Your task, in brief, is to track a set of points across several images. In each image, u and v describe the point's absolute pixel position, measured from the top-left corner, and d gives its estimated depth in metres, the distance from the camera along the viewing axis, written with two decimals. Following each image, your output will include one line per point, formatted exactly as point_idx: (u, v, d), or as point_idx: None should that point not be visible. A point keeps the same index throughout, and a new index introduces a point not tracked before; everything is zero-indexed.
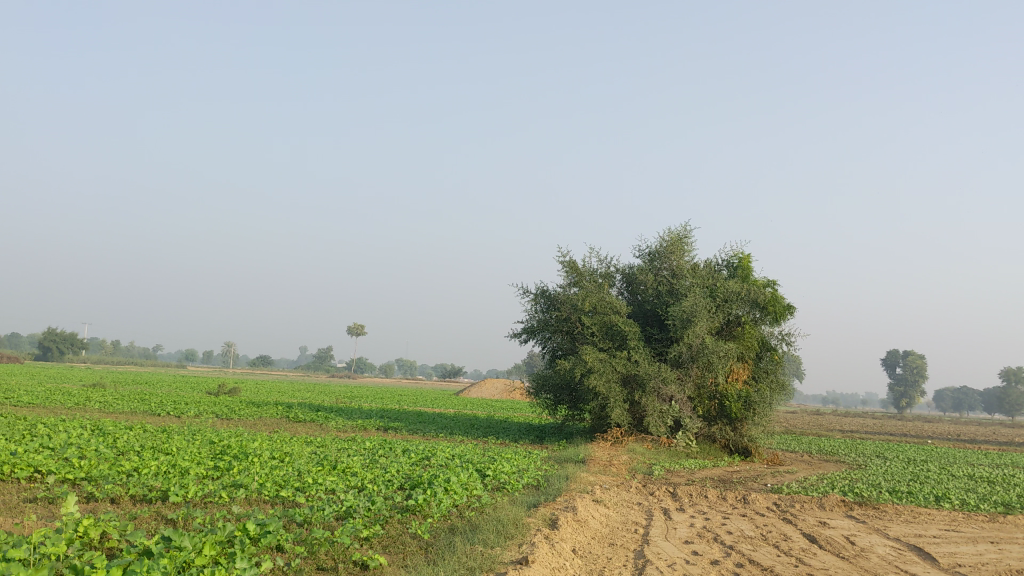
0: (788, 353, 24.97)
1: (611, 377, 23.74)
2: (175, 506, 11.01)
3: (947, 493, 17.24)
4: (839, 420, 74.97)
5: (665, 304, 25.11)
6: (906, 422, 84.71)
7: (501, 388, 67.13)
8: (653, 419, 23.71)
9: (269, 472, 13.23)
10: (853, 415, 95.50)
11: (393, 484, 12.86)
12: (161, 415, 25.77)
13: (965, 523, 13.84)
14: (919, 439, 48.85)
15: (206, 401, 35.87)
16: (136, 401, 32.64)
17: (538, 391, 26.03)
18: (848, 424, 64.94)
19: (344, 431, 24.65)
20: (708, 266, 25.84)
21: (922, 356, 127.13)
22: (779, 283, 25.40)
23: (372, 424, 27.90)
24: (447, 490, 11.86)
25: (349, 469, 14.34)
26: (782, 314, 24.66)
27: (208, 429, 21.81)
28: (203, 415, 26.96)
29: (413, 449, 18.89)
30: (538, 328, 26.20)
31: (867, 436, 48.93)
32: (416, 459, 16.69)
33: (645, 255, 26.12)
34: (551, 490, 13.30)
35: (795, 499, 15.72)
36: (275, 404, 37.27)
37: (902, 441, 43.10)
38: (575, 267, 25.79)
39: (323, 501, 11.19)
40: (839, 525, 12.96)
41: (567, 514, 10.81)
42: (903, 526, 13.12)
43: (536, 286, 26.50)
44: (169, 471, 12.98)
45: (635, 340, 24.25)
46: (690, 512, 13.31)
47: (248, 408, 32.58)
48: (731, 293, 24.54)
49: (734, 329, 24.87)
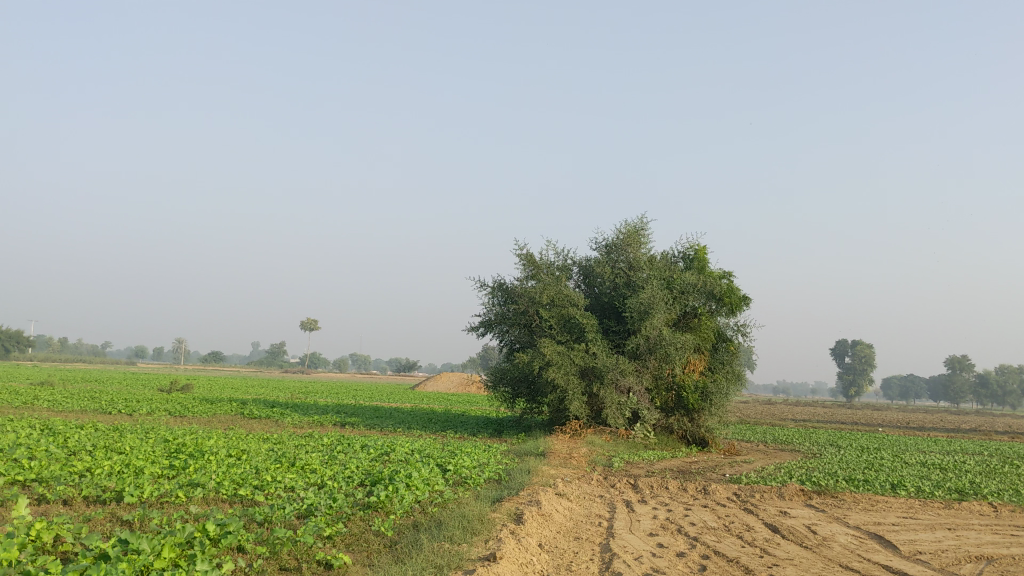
0: (743, 343, 25.21)
1: (570, 370, 23.72)
2: (131, 506, 10.74)
3: (902, 481, 17.50)
4: (790, 409, 76.03)
5: (622, 297, 25.17)
6: (855, 410, 86.10)
7: (457, 381, 67.01)
8: (611, 411, 23.80)
9: (226, 471, 12.97)
10: (804, 405, 96.92)
11: (354, 480, 12.68)
12: (113, 413, 25.26)
13: (921, 510, 14.02)
14: (868, 427, 49.51)
15: (158, 399, 35.28)
16: (86, 399, 31.99)
17: (496, 384, 25.94)
18: (799, 413, 65.79)
19: (300, 428, 24.36)
20: (665, 258, 25.96)
21: (871, 345, 129.18)
22: (735, 275, 25.64)
23: (328, 420, 27.61)
24: (409, 486, 11.71)
25: (308, 466, 14.13)
26: (738, 306, 24.90)
27: (161, 427, 21.37)
28: (155, 413, 26.45)
29: (372, 444, 18.68)
30: (495, 321, 26.10)
31: (818, 424, 49.48)
32: (375, 454, 16.50)
33: (602, 248, 26.14)
34: (514, 484, 13.23)
35: (754, 489, 15.82)
36: (229, 401, 36.71)
37: (852, 429, 43.70)
38: (532, 260, 25.74)
39: (283, 499, 10.97)
40: (799, 514, 13.05)
41: (531, 508, 10.72)
42: (861, 514, 13.24)
43: (492, 279, 26.39)
44: (123, 471, 12.67)
45: (593, 332, 24.26)
46: (651, 504, 13.30)
47: (201, 406, 32.07)
48: (687, 285, 24.69)
49: (690, 320, 25.01)
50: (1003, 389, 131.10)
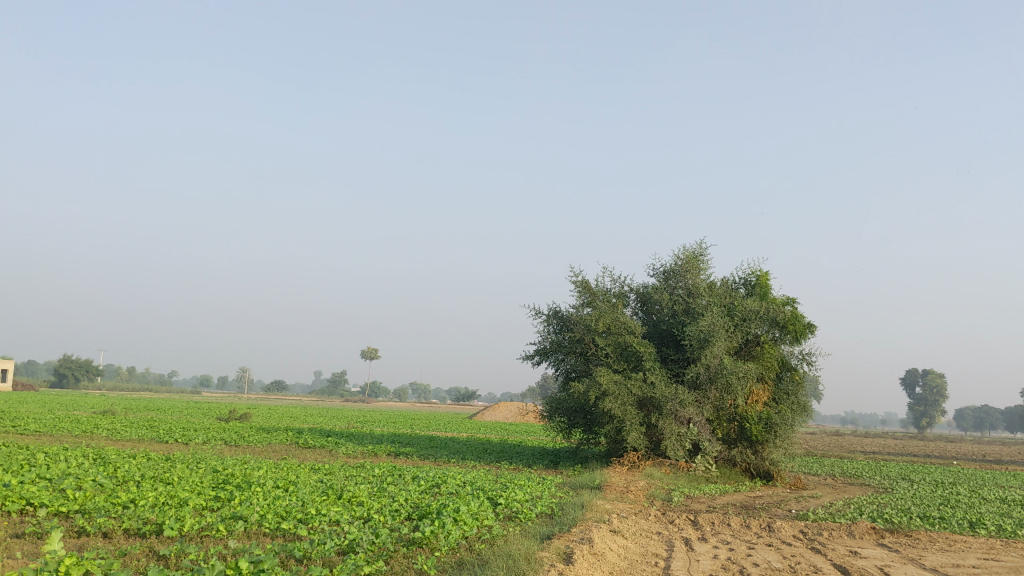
0: (809, 372, 24.35)
1: (627, 400, 23.09)
2: (169, 540, 10.47)
3: (982, 519, 16.50)
4: (857, 440, 74.08)
5: (681, 324, 24.49)
6: (923, 441, 83.56)
7: (515, 411, 66.48)
8: (671, 443, 23.06)
9: (271, 503, 12.64)
10: (871, 435, 94.07)
11: (400, 514, 12.27)
12: (168, 443, 25.27)
13: (1002, 551, 13.13)
14: (941, 459, 47.70)
15: (215, 428, 35.32)
16: (145, 428, 32.13)
17: (551, 414, 25.38)
18: (867, 445, 64.01)
19: (354, 458, 24.04)
20: (725, 284, 25.23)
21: (942, 375, 125.41)
22: (799, 301, 24.80)
23: (383, 450, 27.27)
24: (456, 521, 11.22)
25: (355, 499, 13.73)
26: (802, 333, 24.04)
27: (213, 457, 21.22)
28: (210, 442, 26.42)
29: (423, 475, 18.24)
30: (551, 349, 25.57)
31: (889, 456, 47.80)
32: (425, 486, 16.07)
33: (660, 274, 25.49)
34: (566, 520, 12.68)
35: (823, 526, 15.02)
36: (285, 431, 36.69)
37: (923, 462, 42.12)
38: (588, 287, 25.21)
39: (326, 534, 10.57)
40: (871, 555, 12.27)
41: (582, 547, 10.19)
42: (938, 555, 12.41)
43: (548, 307, 25.91)
44: (167, 503, 12.39)
45: (651, 361, 23.62)
46: (712, 542, 12.62)
47: (257, 435, 31.97)
48: (749, 312, 23.93)
49: (753, 349, 24.21)
50: None
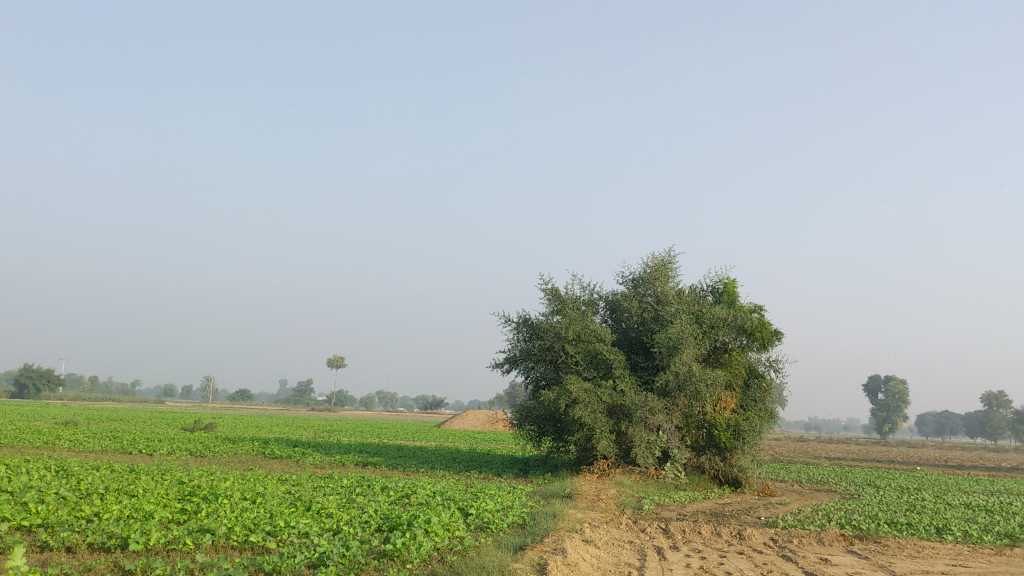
0: (776, 379, 24.49)
1: (597, 408, 23.07)
2: (135, 554, 10.27)
3: (948, 524, 16.65)
4: (823, 447, 74.69)
5: (650, 332, 24.55)
6: (887, 447, 84.44)
7: (484, 420, 66.36)
8: (640, 450, 23.05)
9: (239, 515, 12.45)
10: (835, 441, 95.08)
11: (371, 525, 12.13)
12: (133, 454, 24.87)
13: (970, 557, 13.24)
14: (904, 465, 48.28)
15: (180, 439, 34.86)
16: (108, 439, 31.63)
17: (521, 422, 25.29)
18: (833, 452, 64.59)
19: (322, 468, 23.81)
20: (693, 292, 25.33)
21: (904, 382, 127.00)
22: (766, 309, 24.95)
23: (351, 460, 27.05)
24: (427, 533, 11.11)
25: (324, 510, 13.56)
26: (770, 340, 24.19)
27: (178, 468, 20.88)
28: (175, 453, 26.06)
29: (393, 485, 18.07)
30: (520, 357, 25.50)
31: (854, 463, 48.20)
32: (395, 497, 15.92)
33: (629, 281, 25.54)
34: (538, 529, 12.61)
35: (792, 533, 15.06)
36: (252, 441, 36.28)
37: (888, 468, 42.59)
38: (557, 294, 25.20)
39: (295, 547, 10.41)
40: (842, 562, 12.31)
41: (556, 557, 10.12)
42: (907, 562, 12.49)
43: (517, 315, 25.86)
44: (132, 516, 12.16)
45: (621, 368, 23.62)
46: (684, 551, 12.61)
47: (223, 446, 31.59)
48: (717, 319, 24.04)
49: (721, 356, 24.30)
50: None
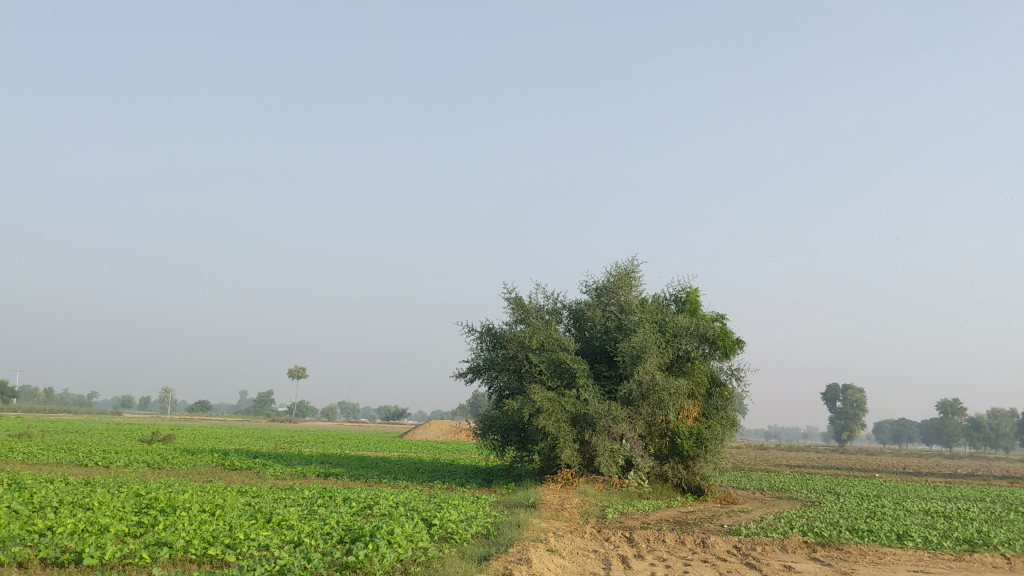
0: (738, 387, 24.64)
1: (560, 417, 23.03)
2: (89, 569, 10.03)
3: (909, 530, 16.82)
4: (783, 454, 75.32)
5: (613, 340, 24.58)
6: (846, 455, 85.35)
7: (446, 429, 66.05)
8: (604, 459, 23.02)
9: (197, 528, 12.21)
10: (795, 449, 96.00)
11: (333, 537, 11.96)
12: (89, 466, 24.38)
13: (931, 563, 13.36)
14: (864, 472, 48.87)
15: (137, 450, 34.27)
16: (63, 451, 31.01)
17: (485, 432, 25.17)
18: (792, 459, 65.08)
19: (283, 480, 23.50)
20: (656, 301, 25.42)
21: (862, 390, 128.67)
22: (728, 317, 25.12)
23: (312, 471, 26.75)
24: (390, 544, 10.96)
25: (285, 522, 13.35)
26: (732, 349, 24.35)
27: (135, 480, 20.48)
28: (132, 465, 25.58)
29: (355, 496, 17.88)
30: (483, 366, 25.39)
31: (813, 470, 48.66)
32: (358, 508, 15.73)
33: (592, 290, 25.56)
34: (503, 539, 12.52)
35: (756, 541, 15.11)
36: (211, 452, 35.77)
37: (847, 475, 43.02)
38: (521, 304, 25.15)
39: (255, 560, 10.22)
40: (806, 569, 12.35)
41: (521, 567, 10.03)
42: (870, 568, 12.57)
43: (481, 324, 25.76)
44: (87, 529, 11.88)
45: (584, 377, 23.61)
46: (649, 559, 12.59)
47: (181, 457, 31.10)
48: (680, 328, 24.13)
49: (684, 364, 24.40)
50: (995, 433, 131.40)
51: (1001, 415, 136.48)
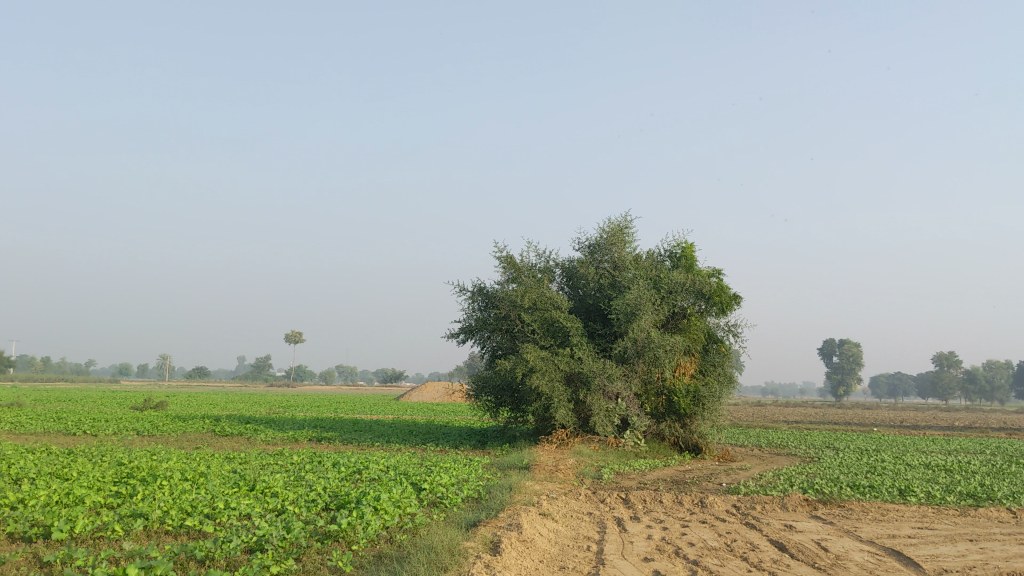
0: (735, 344, 24.21)
1: (554, 376, 22.58)
2: (58, 544, 9.58)
3: (911, 485, 16.45)
4: (780, 410, 75.41)
5: (607, 298, 24.07)
6: (843, 410, 85.32)
7: (442, 391, 65.93)
8: (600, 419, 22.59)
9: (175, 498, 11.71)
10: (791, 405, 96.02)
11: (317, 504, 11.50)
12: (74, 435, 23.93)
13: (936, 519, 12.95)
14: (861, 426, 48.79)
15: (127, 418, 33.81)
16: (51, 420, 30.51)
17: (477, 393, 24.72)
18: (788, 414, 64.97)
19: (272, 445, 23.10)
20: (650, 257, 24.89)
21: (857, 344, 128.78)
22: (724, 273, 24.63)
23: (304, 435, 26.31)
24: (376, 511, 10.49)
25: (269, 490, 12.88)
26: (728, 305, 23.88)
27: (119, 449, 19.99)
28: (120, 433, 25.12)
29: (344, 461, 17.43)
30: (476, 327, 24.86)
31: (809, 425, 48.50)
32: (346, 473, 15.28)
33: (585, 247, 25.01)
34: (494, 504, 12.09)
35: (755, 500, 14.71)
36: (202, 418, 35.27)
37: (845, 430, 42.70)
38: (512, 262, 24.60)
39: (232, 530, 9.74)
40: (807, 528, 11.92)
41: (510, 534, 9.55)
42: (874, 526, 12.14)
43: (471, 284, 25.21)
44: (60, 501, 11.40)
45: (578, 336, 23.15)
46: (645, 521, 12.17)
47: (171, 424, 30.62)
48: (675, 284, 23.59)
49: (680, 321, 23.93)
50: (990, 384, 131.71)
51: (997, 367, 136.86)
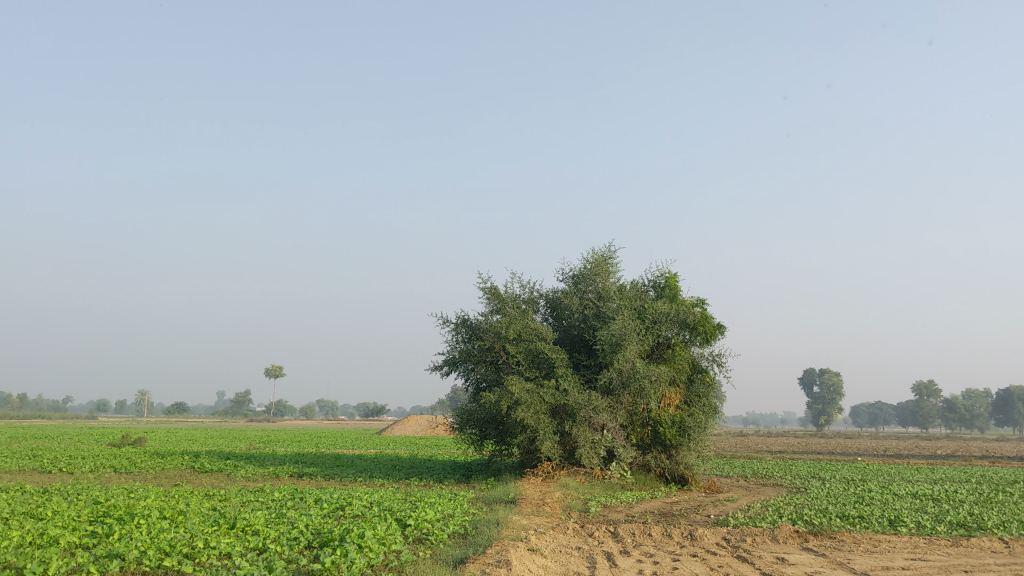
0: (719, 374, 24.11)
1: (540, 409, 22.35)
2: None
3: (901, 516, 16.31)
4: (764, 441, 75.24)
5: (592, 329, 23.93)
6: (827, 439, 85.26)
7: (425, 425, 65.36)
8: (585, 451, 22.36)
9: (153, 537, 11.41)
10: (774, 435, 95.90)
11: (299, 542, 11.22)
12: (51, 473, 23.46)
13: (929, 550, 12.78)
14: (845, 456, 48.70)
15: (105, 455, 33.23)
16: (26, 458, 29.92)
17: (462, 426, 24.45)
18: (771, 445, 64.91)
19: (253, 482, 22.71)
20: (635, 287, 24.82)
21: (838, 374, 129.12)
22: (708, 302, 24.58)
23: (285, 471, 25.91)
24: (360, 549, 10.22)
25: (250, 527, 12.58)
26: (713, 334, 23.82)
27: (96, 487, 19.55)
28: (98, 471, 24.64)
29: (326, 497, 17.12)
30: (460, 359, 24.62)
31: (794, 455, 48.36)
32: (329, 509, 15.00)
33: (569, 278, 24.91)
34: (481, 540, 11.85)
35: (745, 532, 14.53)
36: (181, 454, 34.73)
37: (830, 460, 42.63)
38: (496, 293, 24.45)
39: (212, 570, 9.48)
40: (800, 561, 11.74)
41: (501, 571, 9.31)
42: (867, 558, 11.96)
43: (455, 316, 25.02)
44: (33, 542, 11.07)
45: (563, 367, 22.97)
46: (635, 556, 11.95)
47: (150, 461, 30.11)
48: (659, 314, 23.50)
49: (664, 351, 23.81)
50: (971, 413, 132.20)
51: (977, 396, 137.47)
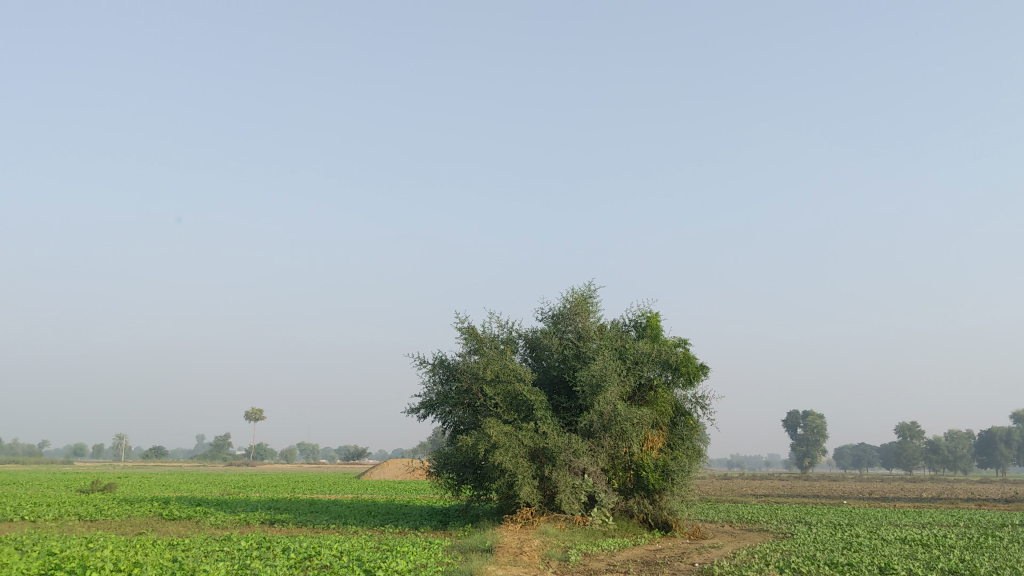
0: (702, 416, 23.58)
1: (518, 452, 21.69)
2: None
3: (891, 562, 15.76)
4: (747, 483, 74.38)
5: (572, 369, 23.38)
6: (811, 482, 84.29)
7: (404, 468, 64.24)
8: (566, 496, 21.67)
9: None
10: (757, 478, 94.88)
11: None
12: (10, 521, 22.52)
13: None
14: (830, 499, 47.91)
15: (71, 502, 32.13)
16: None
17: (438, 470, 23.72)
18: (755, 488, 64.16)
19: (221, 529, 21.86)
20: (615, 327, 24.35)
21: (821, 416, 128.54)
22: (690, 342, 24.12)
23: (256, 518, 25.04)
24: None
25: None
26: (695, 375, 23.36)
27: (54, 537, 18.67)
28: (61, 519, 23.71)
29: (295, 546, 16.38)
30: (437, 401, 23.97)
31: (778, 499, 47.55)
32: (295, 559, 14.27)
33: (548, 317, 24.40)
34: None
35: None
36: (151, 501, 33.67)
37: (815, 503, 42.00)
38: (474, 333, 23.90)
39: None
40: None
41: None
42: None
43: (431, 357, 24.42)
44: None
45: (543, 410, 22.39)
46: None
47: (117, 508, 29.10)
48: (640, 354, 23.03)
49: (646, 393, 23.26)
50: (954, 455, 131.39)
51: (961, 438, 137.05)
